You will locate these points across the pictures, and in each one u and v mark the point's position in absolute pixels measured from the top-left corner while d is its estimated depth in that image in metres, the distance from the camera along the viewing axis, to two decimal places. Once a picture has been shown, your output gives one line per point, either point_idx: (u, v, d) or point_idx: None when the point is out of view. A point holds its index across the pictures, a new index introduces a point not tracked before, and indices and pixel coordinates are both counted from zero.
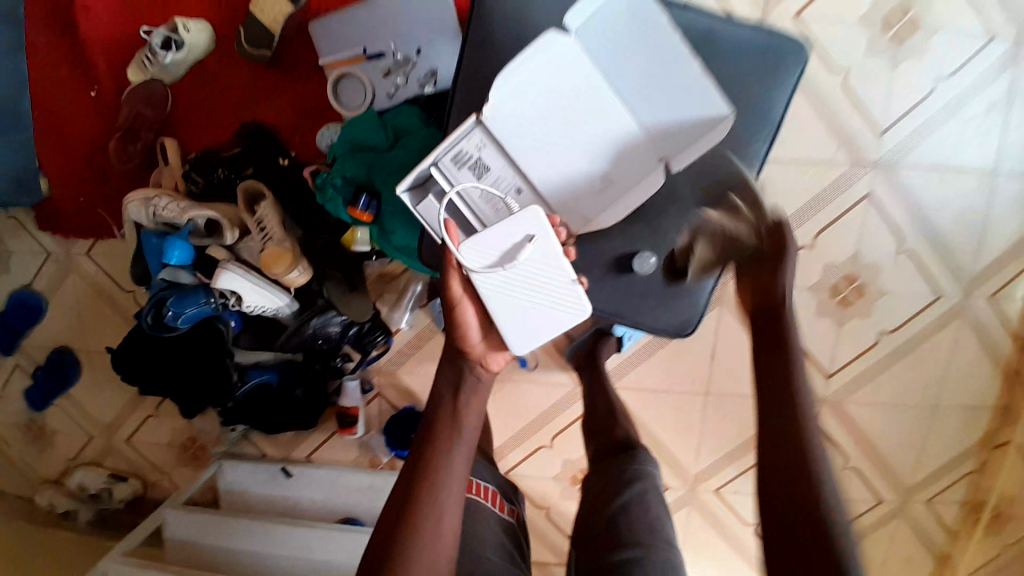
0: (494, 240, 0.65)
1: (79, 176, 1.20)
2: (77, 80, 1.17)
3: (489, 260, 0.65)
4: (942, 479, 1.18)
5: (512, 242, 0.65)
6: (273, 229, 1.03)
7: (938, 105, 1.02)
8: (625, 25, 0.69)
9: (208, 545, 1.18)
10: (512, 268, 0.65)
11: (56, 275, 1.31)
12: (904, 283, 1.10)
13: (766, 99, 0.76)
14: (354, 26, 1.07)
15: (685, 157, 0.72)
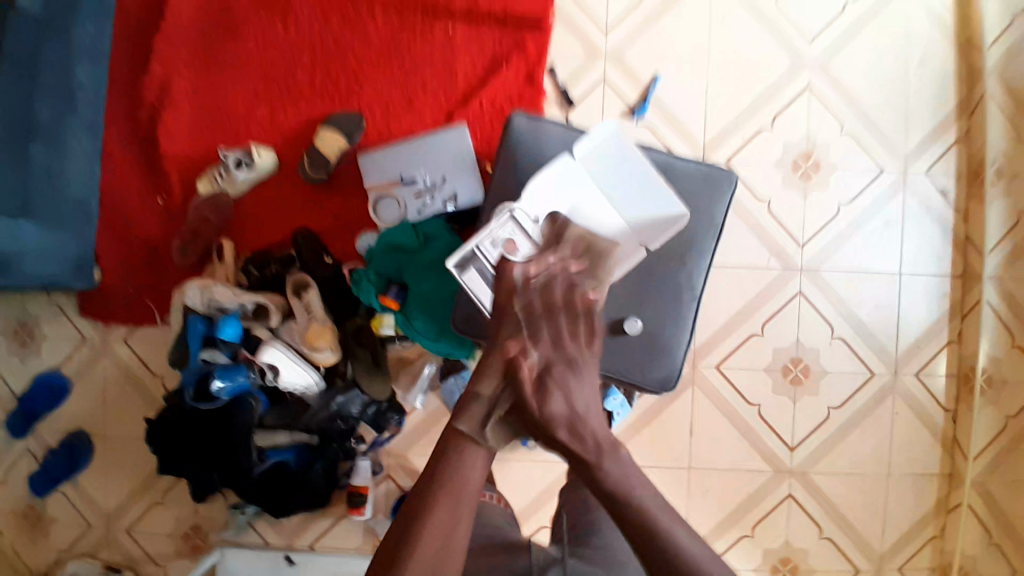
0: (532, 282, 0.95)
1: (136, 269, 1.39)
2: (147, 189, 1.40)
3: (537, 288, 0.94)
4: (909, 547, 1.32)
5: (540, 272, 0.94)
6: (318, 311, 1.22)
7: (845, 223, 1.33)
8: (611, 151, 0.97)
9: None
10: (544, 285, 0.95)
11: (89, 359, 1.42)
12: (842, 364, 1.32)
13: (712, 208, 1.02)
14: (394, 158, 1.34)
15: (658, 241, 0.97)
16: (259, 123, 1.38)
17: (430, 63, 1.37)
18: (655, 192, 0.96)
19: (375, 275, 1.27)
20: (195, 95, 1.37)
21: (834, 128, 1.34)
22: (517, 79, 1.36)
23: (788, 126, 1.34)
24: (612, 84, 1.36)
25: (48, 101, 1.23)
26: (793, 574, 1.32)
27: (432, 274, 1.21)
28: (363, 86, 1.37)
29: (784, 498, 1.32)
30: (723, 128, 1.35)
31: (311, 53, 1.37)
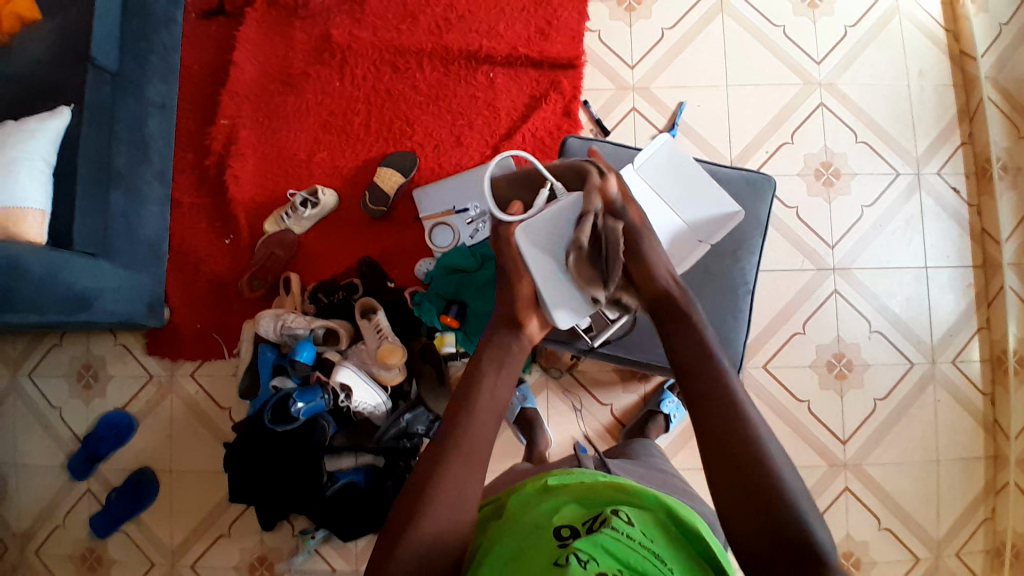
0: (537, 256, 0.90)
1: (204, 305, 1.46)
2: (214, 232, 1.48)
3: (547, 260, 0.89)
4: (963, 532, 1.35)
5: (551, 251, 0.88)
6: (388, 330, 1.29)
7: (869, 225, 1.43)
8: (668, 161, 1.08)
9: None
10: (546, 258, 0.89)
11: (154, 396, 1.46)
12: (882, 356, 1.39)
13: (756, 209, 1.11)
14: (445, 191, 1.44)
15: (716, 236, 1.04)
16: (319, 165, 1.48)
17: (475, 102, 1.49)
18: (710, 192, 1.05)
19: (434, 297, 1.32)
20: (260, 143, 1.49)
21: (849, 139, 1.46)
22: (555, 113, 1.48)
23: (807, 139, 1.46)
24: (641, 112, 1.49)
25: (125, 148, 1.29)
26: (857, 569, 1.34)
27: (490, 291, 1.26)
28: (415, 126, 1.49)
29: (841, 491, 1.36)
30: (748, 145, 1.46)
31: (365, 100, 1.50)
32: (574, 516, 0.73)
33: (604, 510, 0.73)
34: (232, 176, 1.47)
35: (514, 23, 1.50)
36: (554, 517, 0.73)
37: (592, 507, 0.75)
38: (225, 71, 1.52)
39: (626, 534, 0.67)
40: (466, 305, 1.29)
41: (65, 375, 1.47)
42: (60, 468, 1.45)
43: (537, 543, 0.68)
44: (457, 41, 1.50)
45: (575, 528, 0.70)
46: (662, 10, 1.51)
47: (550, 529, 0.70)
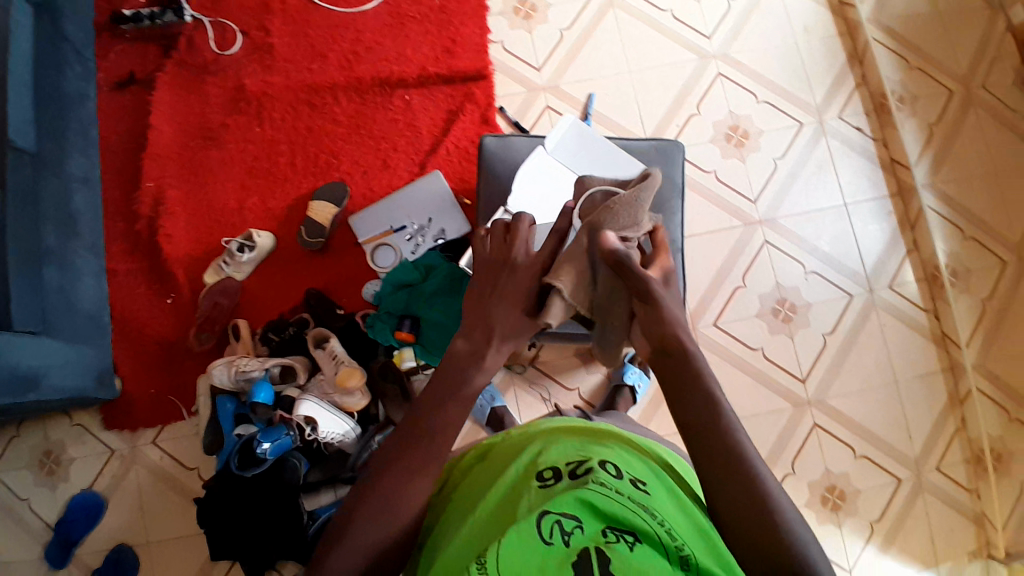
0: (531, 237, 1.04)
1: (155, 369, 1.44)
2: (156, 293, 1.47)
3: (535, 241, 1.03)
4: (937, 446, 1.38)
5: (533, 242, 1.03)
6: (344, 356, 1.30)
7: (784, 175, 1.51)
8: (569, 145, 1.14)
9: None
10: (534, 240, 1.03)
11: (119, 471, 1.41)
12: (823, 294, 1.45)
13: (669, 172, 1.17)
14: (381, 212, 1.46)
15: None
16: (251, 211, 1.50)
17: (396, 125, 1.54)
18: (609, 161, 1.13)
19: (386, 315, 1.35)
20: (189, 201, 1.50)
21: (752, 100, 1.55)
22: (473, 122, 1.53)
23: (712, 107, 1.55)
24: (555, 109, 1.55)
25: (53, 224, 1.28)
26: (843, 502, 1.35)
27: (440, 298, 1.32)
28: (340, 158, 1.52)
29: (812, 429, 1.39)
30: (659, 122, 1.54)
31: (288, 141, 1.53)
32: (560, 459, 0.72)
33: (593, 458, 0.72)
34: (163, 237, 1.47)
35: (419, 46, 1.56)
36: (539, 462, 0.72)
37: (579, 449, 0.74)
38: (144, 136, 1.53)
39: (613, 487, 0.66)
40: (418, 318, 1.32)
41: (25, 467, 1.42)
42: (29, 565, 1.38)
43: (523, 491, 0.69)
44: (368, 72, 1.55)
45: (559, 472, 0.70)
46: (556, 13, 1.60)
47: (537, 471, 0.71)
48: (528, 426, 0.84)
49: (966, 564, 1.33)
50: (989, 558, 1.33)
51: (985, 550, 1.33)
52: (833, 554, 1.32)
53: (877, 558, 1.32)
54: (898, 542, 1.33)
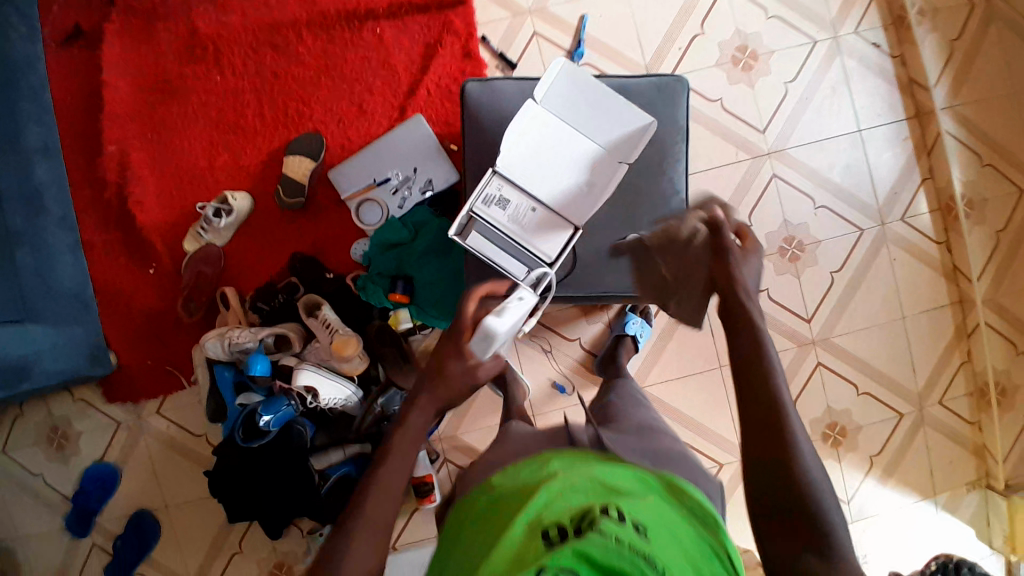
0: (519, 202, 0.98)
1: (149, 342, 1.41)
2: (136, 263, 1.41)
3: (526, 208, 0.98)
4: (941, 381, 1.38)
5: (523, 211, 0.98)
6: (337, 323, 1.25)
7: (795, 101, 1.39)
8: (568, 86, 0.99)
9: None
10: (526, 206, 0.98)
11: (129, 441, 1.43)
12: (832, 230, 1.39)
13: (673, 114, 1.07)
14: (363, 165, 1.37)
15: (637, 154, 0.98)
16: (224, 171, 1.40)
17: (369, 65, 1.40)
18: (614, 108, 0.98)
19: (378, 277, 1.30)
20: (158, 163, 1.40)
21: (760, 16, 1.40)
22: (455, 57, 1.40)
23: (717, 27, 1.40)
24: (544, 36, 1.40)
25: (18, 203, 1.20)
26: (844, 438, 1.38)
27: (431, 257, 1.28)
28: (313, 106, 1.40)
29: (815, 368, 1.38)
30: (660, 45, 1.39)
31: (254, 89, 1.40)
32: (565, 512, 0.61)
33: (597, 505, 0.60)
34: (133, 203, 1.38)
35: None
36: (542, 514, 0.61)
37: (589, 498, 0.62)
38: (98, 93, 1.40)
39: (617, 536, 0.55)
40: (412, 278, 1.28)
41: (37, 443, 1.44)
42: (57, 532, 1.43)
43: (519, 546, 0.57)
44: (334, 4, 1.39)
45: (564, 529, 0.58)
46: None
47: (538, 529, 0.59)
48: (496, 475, 0.74)
49: (963, 492, 1.38)
50: (987, 485, 1.38)
51: (983, 478, 1.38)
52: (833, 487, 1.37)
53: (876, 489, 1.37)
54: (896, 473, 1.38)
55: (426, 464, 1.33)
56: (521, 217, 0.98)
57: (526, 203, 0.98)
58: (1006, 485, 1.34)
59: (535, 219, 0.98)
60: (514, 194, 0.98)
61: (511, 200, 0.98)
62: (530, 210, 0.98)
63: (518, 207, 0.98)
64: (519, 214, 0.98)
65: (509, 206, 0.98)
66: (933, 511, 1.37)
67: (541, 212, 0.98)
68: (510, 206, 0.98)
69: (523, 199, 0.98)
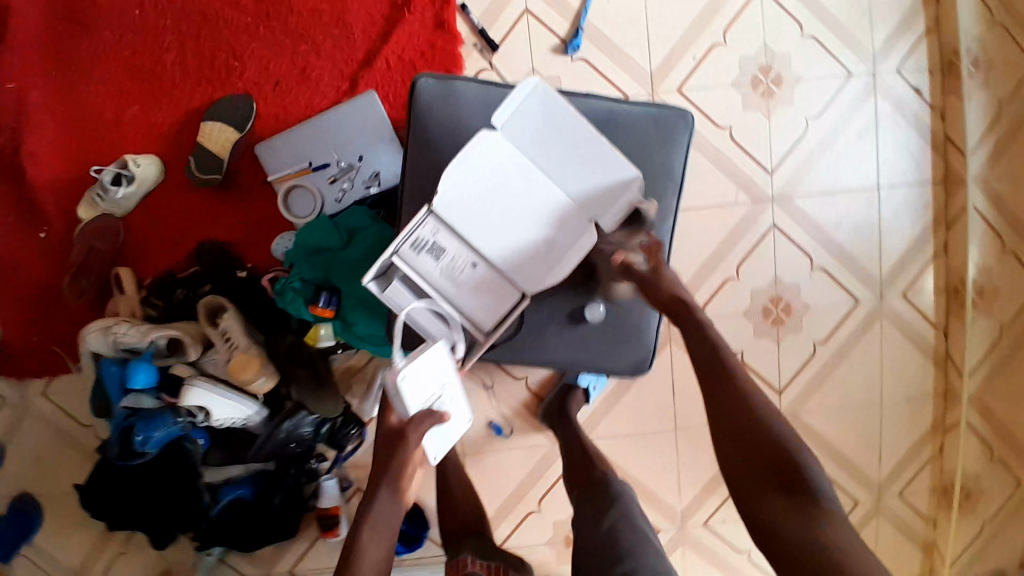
0: (457, 253, 0.79)
1: (27, 315, 1.19)
2: (18, 222, 1.17)
3: (464, 262, 0.80)
4: (906, 472, 1.28)
5: (461, 265, 0.80)
6: (237, 336, 1.05)
7: (813, 144, 1.21)
8: (539, 115, 0.77)
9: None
10: (465, 261, 0.80)
11: (6, 422, 1.25)
12: (825, 296, 1.23)
13: (668, 160, 0.87)
14: (298, 143, 1.14)
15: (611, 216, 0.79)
16: (133, 126, 1.16)
17: (319, 18, 1.15)
18: (593, 153, 0.77)
19: (299, 283, 1.09)
20: (51, 104, 1.14)
21: (791, 37, 1.20)
22: (424, 25, 1.16)
23: (740, 41, 1.19)
24: (537, 18, 1.17)
25: None
26: None
27: (364, 272, 1.08)
28: (244, 60, 1.15)
29: None
30: (672, 51, 1.18)
31: (176, 30, 1.15)
32: None
33: None
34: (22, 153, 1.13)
35: None
36: None
37: None
38: None
39: None
40: (338, 290, 1.08)
41: None
42: None
43: None
44: None
45: None
46: None
47: None
48: None
49: None
50: None
51: None
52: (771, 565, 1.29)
53: None
54: None
55: (332, 494, 1.24)
56: (457, 272, 0.80)
57: (465, 256, 0.80)
58: None
59: (475, 278, 0.80)
60: (452, 244, 0.79)
61: (446, 249, 0.79)
62: (470, 266, 0.80)
63: (454, 260, 0.80)
64: (455, 268, 0.80)
65: (443, 257, 0.79)
66: None
67: (483, 270, 0.80)
68: (445, 257, 0.79)
69: (462, 250, 0.79)
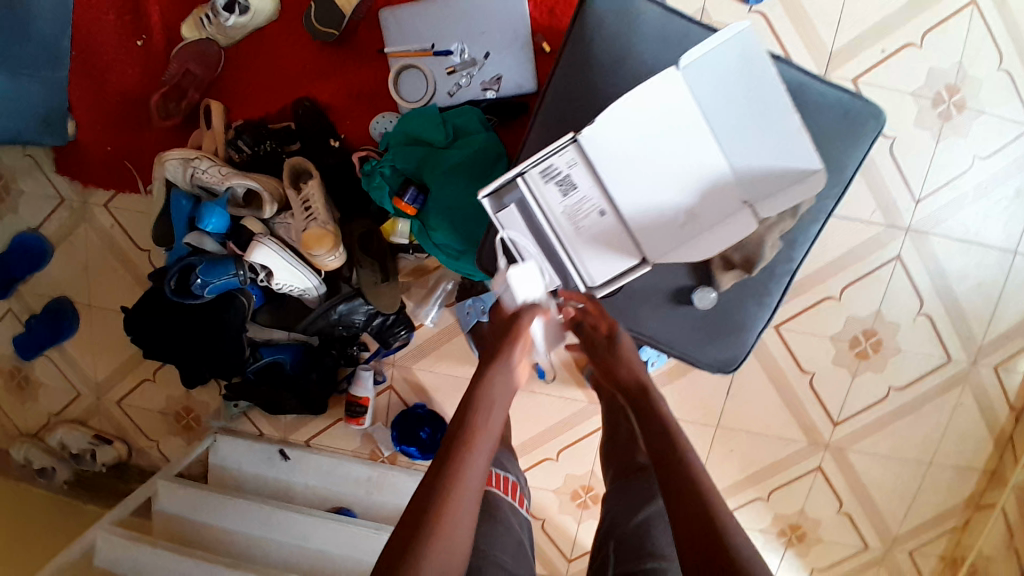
0: (586, 195, 0.70)
1: (113, 123, 1.15)
2: (123, 27, 1.12)
3: (592, 207, 0.71)
4: (925, 536, 1.24)
5: (586, 210, 0.71)
6: (318, 209, 1.01)
7: (969, 185, 1.09)
8: (734, 65, 0.65)
9: (190, 522, 1.16)
10: (593, 206, 0.71)
11: (68, 223, 1.24)
12: (919, 344, 1.15)
13: (841, 159, 0.76)
14: (427, 20, 1.05)
15: (772, 205, 0.68)
16: None
17: None
18: (781, 128, 0.66)
19: (389, 171, 1.03)
20: None
21: (993, 59, 1.05)
22: None
23: (938, 48, 1.05)
24: None
25: None
26: (798, 541, 1.26)
27: (457, 178, 0.99)
28: None
29: (813, 469, 1.21)
30: (860, 36, 1.05)
31: None
32: None
33: None
34: None
35: None
36: None
37: None
38: None
39: None
40: (426, 188, 1.01)
41: None
42: None
43: None
44: None
45: None
46: None
47: None
48: None
49: None
50: None
51: None
52: None
53: None
54: None
55: (367, 386, 1.22)
56: (580, 215, 0.71)
57: (596, 200, 0.70)
58: None
59: (598, 228, 0.71)
60: (586, 182, 0.70)
61: (577, 187, 0.70)
62: (598, 213, 0.71)
63: (582, 201, 0.70)
64: (580, 211, 0.71)
65: (571, 194, 0.70)
66: None
67: (609, 222, 0.71)
68: (572, 194, 0.70)
69: (594, 193, 0.70)
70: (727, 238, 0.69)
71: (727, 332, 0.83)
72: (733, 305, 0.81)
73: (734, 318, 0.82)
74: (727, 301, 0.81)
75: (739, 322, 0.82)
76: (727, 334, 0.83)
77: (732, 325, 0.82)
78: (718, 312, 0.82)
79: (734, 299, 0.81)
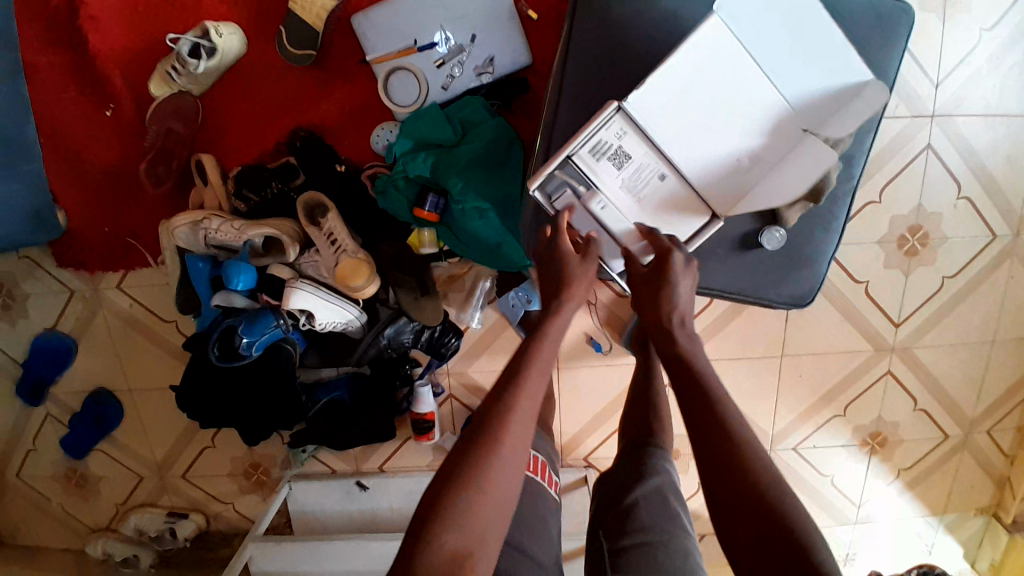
0: (642, 162, 0.69)
1: (103, 202, 1.10)
2: (87, 100, 1.06)
3: (651, 173, 0.69)
4: (999, 411, 1.26)
5: (646, 178, 0.70)
6: (345, 240, 0.97)
7: (983, 58, 1.06)
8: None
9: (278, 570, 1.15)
10: (651, 171, 0.69)
11: (84, 314, 1.19)
12: (964, 228, 1.14)
13: (882, 63, 0.73)
14: (402, 15, 0.98)
15: (835, 129, 0.66)
16: None
17: None
18: (829, 47, 0.62)
19: (404, 182, 0.98)
20: None
21: None
22: None
23: None
24: None
25: None
26: (881, 448, 1.28)
27: (477, 173, 0.95)
28: None
29: (882, 375, 1.22)
30: None
31: None
32: None
33: None
34: (83, 17, 1.02)
35: None
36: None
37: None
38: None
39: None
40: (447, 192, 0.96)
41: None
42: (9, 395, 1.26)
43: None
44: None
45: None
46: None
47: None
48: None
49: (969, 516, 1.33)
50: (992, 515, 1.33)
51: (993, 507, 1.32)
52: (849, 489, 1.30)
53: (893, 497, 1.31)
54: (914, 489, 1.31)
55: (429, 401, 1.19)
56: (640, 185, 0.70)
57: (654, 166, 0.69)
58: (1012, 519, 1.29)
59: (660, 192, 0.70)
60: (640, 149, 0.69)
61: (632, 156, 0.69)
62: (658, 178, 0.70)
63: (641, 169, 0.69)
64: (638, 181, 0.70)
65: (627, 165, 0.69)
66: (933, 529, 1.34)
67: (672, 184, 0.70)
68: (627, 165, 0.69)
69: (650, 159, 0.69)
70: (805, 172, 0.65)
71: (798, 267, 0.81)
72: (801, 236, 0.79)
73: (805, 250, 0.80)
74: (795, 235, 0.79)
75: (810, 253, 0.80)
76: (800, 269, 0.81)
77: (803, 258, 0.81)
78: (786, 249, 0.80)
79: (802, 230, 0.79)
